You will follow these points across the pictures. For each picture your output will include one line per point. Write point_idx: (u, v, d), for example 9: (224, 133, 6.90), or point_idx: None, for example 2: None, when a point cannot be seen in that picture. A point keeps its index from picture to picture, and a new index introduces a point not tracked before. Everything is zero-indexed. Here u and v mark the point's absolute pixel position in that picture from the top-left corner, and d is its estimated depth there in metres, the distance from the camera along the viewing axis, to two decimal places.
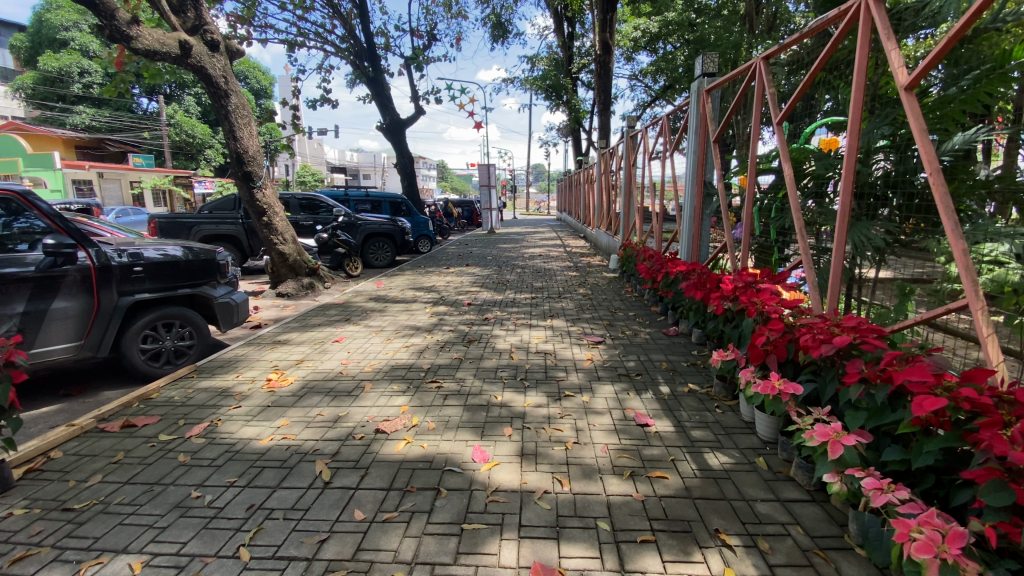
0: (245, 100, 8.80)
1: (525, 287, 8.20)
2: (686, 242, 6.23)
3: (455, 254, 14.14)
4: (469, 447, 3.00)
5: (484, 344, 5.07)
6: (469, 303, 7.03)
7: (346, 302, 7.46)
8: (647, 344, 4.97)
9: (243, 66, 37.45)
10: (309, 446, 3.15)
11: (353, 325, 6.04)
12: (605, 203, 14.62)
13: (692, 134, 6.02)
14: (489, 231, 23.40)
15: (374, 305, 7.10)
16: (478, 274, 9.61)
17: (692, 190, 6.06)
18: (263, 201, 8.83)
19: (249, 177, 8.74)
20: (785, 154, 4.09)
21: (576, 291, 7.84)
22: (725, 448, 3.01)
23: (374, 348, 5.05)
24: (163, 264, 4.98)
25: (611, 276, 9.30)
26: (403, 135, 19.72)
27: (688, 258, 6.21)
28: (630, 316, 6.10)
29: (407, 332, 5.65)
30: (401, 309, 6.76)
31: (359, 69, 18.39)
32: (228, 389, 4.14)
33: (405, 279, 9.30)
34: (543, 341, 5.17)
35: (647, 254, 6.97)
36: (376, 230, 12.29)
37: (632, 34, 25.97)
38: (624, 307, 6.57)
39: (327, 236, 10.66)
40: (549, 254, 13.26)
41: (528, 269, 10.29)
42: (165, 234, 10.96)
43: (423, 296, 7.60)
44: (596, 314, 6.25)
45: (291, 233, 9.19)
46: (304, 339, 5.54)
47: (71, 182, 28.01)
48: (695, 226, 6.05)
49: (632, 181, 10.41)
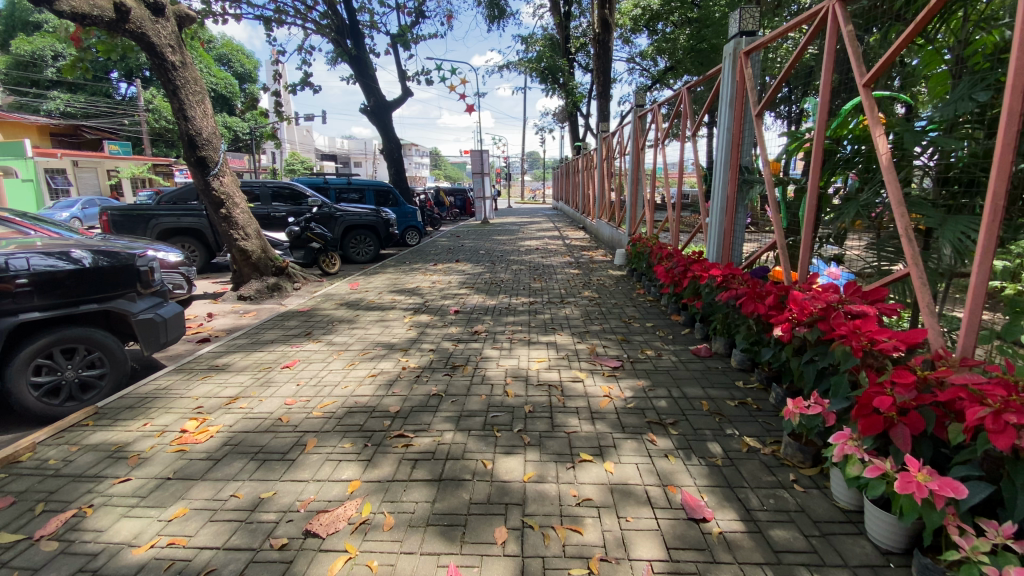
0: (198, 75, 7.62)
1: (522, 290, 7.10)
2: (715, 239, 5.18)
3: (445, 248, 13.05)
4: (442, 571, 1.96)
5: (472, 371, 4.00)
6: (456, 310, 5.95)
7: (311, 310, 6.36)
8: (676, 372, 3.93)
9: (225, 49, 35.88)
10: (202, 561, 2.11)
11: (312, 341, 4.96)
12: (606, 191, 13.54)
13: (725, 109, 4.96)
14: (482, 221, 22.25)
15: (343, 314, 6.00)
16: (469, 273, 8.52)
17: (724, 176, 4.99)
18: (220, 191, 7.71)
19: (204, 163, 7.58)
20: (876, 127, 2.98)
21: (580, 293, 6.78)
22: (829, 567, 1.98)
23: (331, 379, 3.97)
24: (59, 272, 3.87)
25: (618, 274, 8.25)
26: (389, 118, 18.50)
27: (717, 259, 5.17)
28: (651, 329, 5.03)
29: (377, 352, 4.56)
30: (373, 319, 5.66)
31: (342, 48, 17.08)
32: (126, 448, 3.09)
33: (386, 279, 8.19)
34: (547, 366, 4.09)
35: (664, 252, 5.91)
36: (356, 222, 11.16)
37: (632, 12, 24.70)
38: (639, 314, 5.53)
39: (300, 228, 9.49)
40: (547, 247, 12.19)
41: (525, 266, 9.21)
42: (118, 228, 9.79)
43: (403, 301, 6.50)
44: (609, 326, 5.17)
45: (255, 226, 8.06)
46: (247, 363, 4.45)
47: (45, 171, 26.62)
48: (728, 219, 4.99)
49: (640, 168, 9.31)
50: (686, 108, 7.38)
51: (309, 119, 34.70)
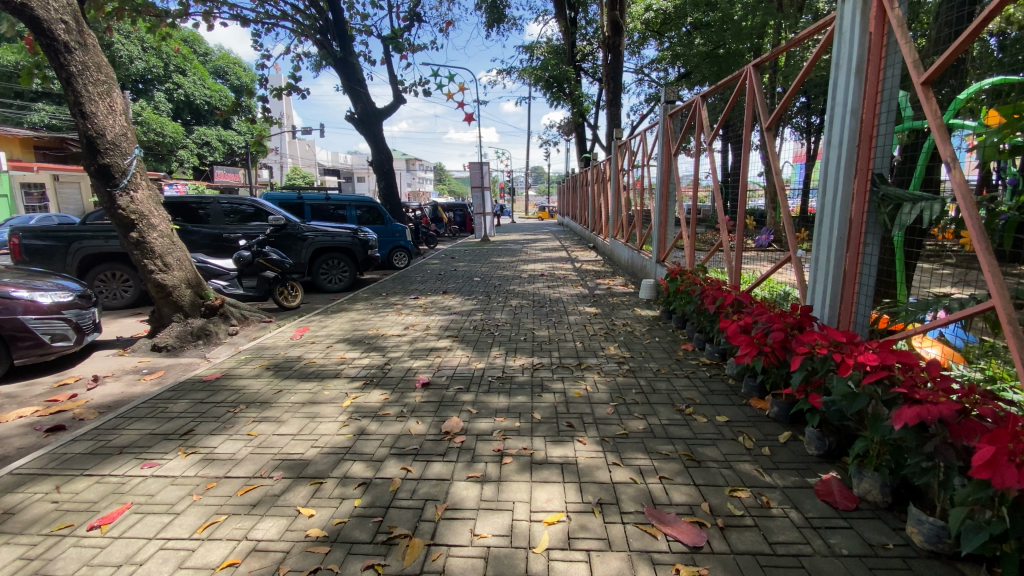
0: (102, 60, 5.82)
1: (524, 341, 5.14)
2: (826, 288, 3.29)
3: (434, 272, 11.12)
4: None
5: (424, 556, 2.08)
6: (424, 381, 3.97)
7: (222, 376, 4.43)
8: (815, 561, 2.06)
9: (221, 61, 34.47)
10: None
11: (180, 454, 3.07)
12: (621, 206, 11.66)
13: (844, 84, 3.12)
14: (484, 238, 20.45)
15: (257, 389, 4.04)
16: (455, 312, 6.56)
17: (844, 189, 3.12)
18: (129, 210, 5.84)
19: (106, 173, 5.76)
20: None
21: (605, 346, 4.86)
22: None
23: (151, 571, 2.08)
24: None
25: (649, 312, 6.35)
26: (378, 128, 16.86)
27: (830, 320, 3.26)
28: (732, 433, 3.10)
29: (268, 487, 2.64)
30: (296, 404, 3.70)
31: (326, 50, 15.12)
32: None
33: (345, 321, 6.24)
34: (566, 539, 2.17)
35: (728, 297, 4.02)
36: (327, 244, 9.35)
37: (644, 16, 23.06)
38: (702, 395, 3.64)
39: (251, 254, 7.59)
40: (555, 273, 10.27)
41: (527, 300, 7.31)
42: (32, 254, 7.98)
43: (353, 361, 4.54)
44: (659, 423, 3.23)
45: (178, 253, 6.16)
46: (40, 515, 2.56)
47: (20, 186, 25.16)
48: (851, 257, 3.10)
49: (673, 178, 7.32)
50: (753, 96, 4.91)
51: (304, 132, 33.26)
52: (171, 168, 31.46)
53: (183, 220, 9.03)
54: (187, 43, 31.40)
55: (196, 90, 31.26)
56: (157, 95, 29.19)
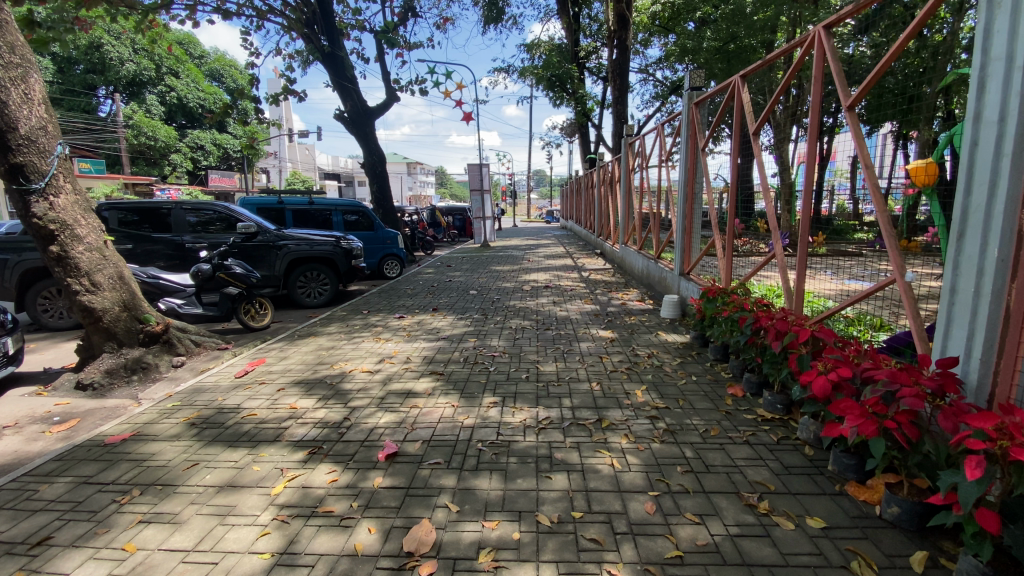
0: (19, 39, 4.72)
1: (527, 381, 4.05)
2: (973, 333, 2.23)
3: (427, 284, 10.07)
4: None
5: None
6: (389, 453, 2.89)
7: (132, 436, 3.39)
8: None
9: (216, 64, 33.54)
10: None
11: None
12: (632, 209, 10.57)
13: (1006, 31, 2.09)
14: (483, 244, 19.37)
15: (165, 462, 3.00)
16: (443, 337, 5.51)
17: (1010, 186, 2.07)
18: (47, 218, 4.80)
19: (16, 175, 4.69)
20: None
21: (631, 389, 3.79)
22: None
23: None
24: None
25: (675, 337, 5.28)
26: (370, 128, 15.86)
27: (979, 379, 2.20)
28: (840, 555, 2.06)
29: None
30: (207, 490, 2.65)
31: (313, 44, 13.93)
32: None
33: (310, 350, 5.18)
34: None
35: (801, 332, 2.98)
36: (304, 254, 8.32)
37: (651, 11, 22.04)
38: (775, 477, 2.58)
39: (211, 266, 6.54)
40: (561, 284, 9.23)
41: (530, 321, 6.24)
42: None
43: (303, 417, 3.48)
44: (725, 533, 2.19)
45: (111, 270, 5.14)
46: None
47: None
48: (1019, 289, 2.05)
49: (700, 176, 6.23)
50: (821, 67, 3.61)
51: (301, 134, 32.31)
52: (163, 172, 30.49)
53: (150, 228, 8.02)
54: (180, 44, 30.44)
55: (190, 93, 29.71)
56: (149, 99, 28.23)
